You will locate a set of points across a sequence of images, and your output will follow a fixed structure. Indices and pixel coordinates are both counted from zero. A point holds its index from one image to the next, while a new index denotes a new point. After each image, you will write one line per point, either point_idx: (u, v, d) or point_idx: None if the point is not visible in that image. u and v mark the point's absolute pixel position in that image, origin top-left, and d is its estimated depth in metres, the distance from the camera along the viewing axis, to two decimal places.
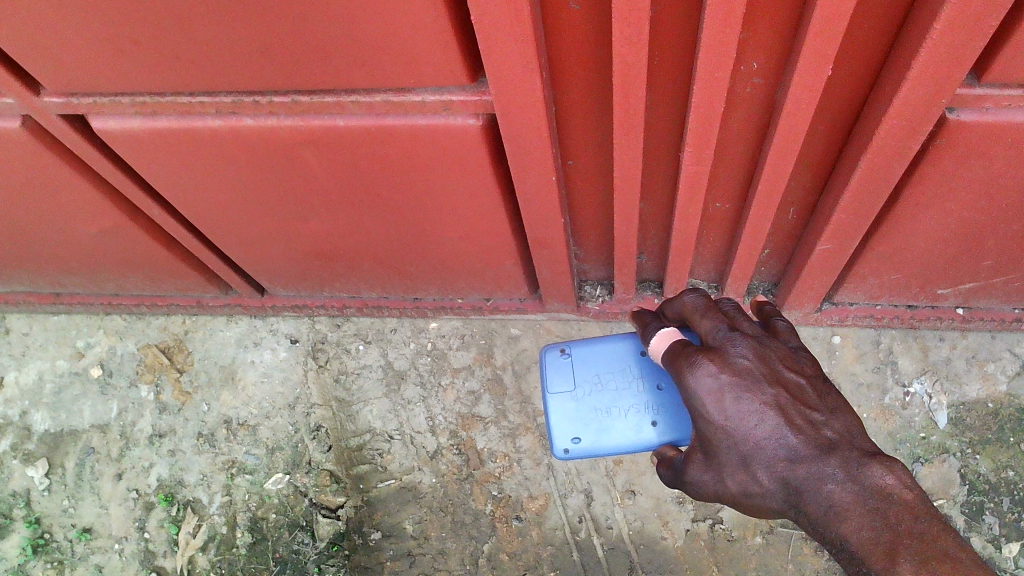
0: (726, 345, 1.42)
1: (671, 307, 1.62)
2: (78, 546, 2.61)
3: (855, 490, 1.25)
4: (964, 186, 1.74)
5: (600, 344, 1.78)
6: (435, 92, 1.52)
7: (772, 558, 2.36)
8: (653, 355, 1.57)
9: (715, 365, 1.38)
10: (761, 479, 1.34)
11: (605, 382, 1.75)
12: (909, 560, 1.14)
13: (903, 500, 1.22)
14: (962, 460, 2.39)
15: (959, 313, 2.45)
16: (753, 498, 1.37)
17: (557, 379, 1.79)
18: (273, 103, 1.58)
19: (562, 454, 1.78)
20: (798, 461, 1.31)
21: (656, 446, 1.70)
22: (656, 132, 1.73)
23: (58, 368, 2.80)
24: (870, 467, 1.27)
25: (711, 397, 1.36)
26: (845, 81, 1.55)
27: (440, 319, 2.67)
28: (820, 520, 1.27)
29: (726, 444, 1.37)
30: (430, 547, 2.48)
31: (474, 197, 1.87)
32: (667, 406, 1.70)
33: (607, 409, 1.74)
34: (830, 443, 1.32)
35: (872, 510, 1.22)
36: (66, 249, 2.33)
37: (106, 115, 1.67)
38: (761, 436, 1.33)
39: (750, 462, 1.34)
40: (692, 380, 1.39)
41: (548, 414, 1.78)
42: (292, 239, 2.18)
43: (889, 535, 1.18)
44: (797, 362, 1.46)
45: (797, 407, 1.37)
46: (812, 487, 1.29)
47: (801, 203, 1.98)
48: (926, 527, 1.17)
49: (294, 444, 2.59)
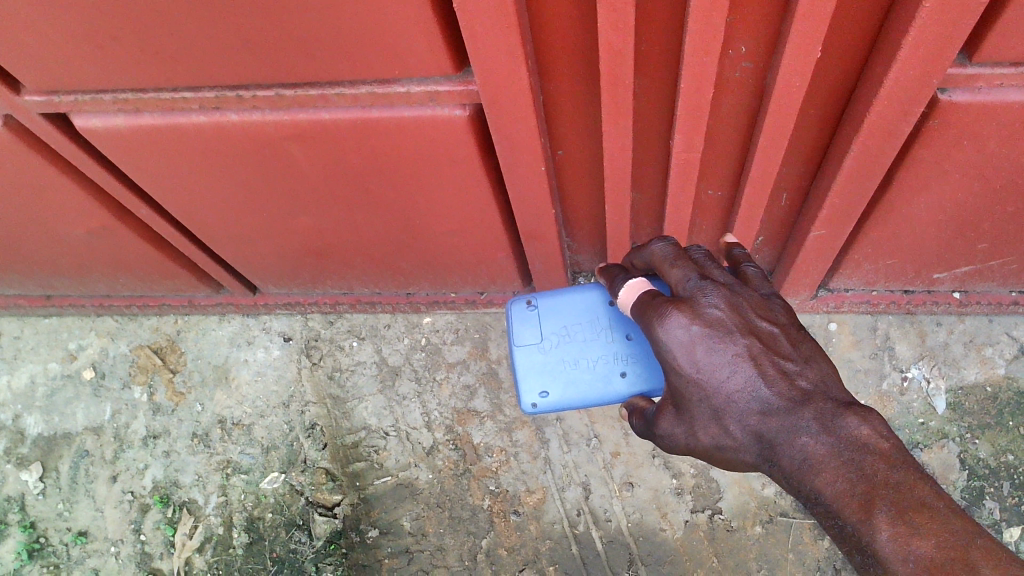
0: (697, 296, 1.42)
1: (638, 255, 1.61)
2: (74, 550, 2.59)
3: (830, 442, 1.29)
4: (958, 168, 1.72)
5: (566, 297, 1.82)
6: (419, 83, 1.50)
7: (772, 548, 2.36)
8: (622, 306, 1.58)
9: (686, 316, 1.38)
10: (734, 433, 1.39)
11: (572, 335, 1.80)
12: (884, 511, 1.18)
13: (879, 449, 1.26)
14: (962, 445, 2.37)
15: (955, 297, 2.44)
16: (725, 451, 1.43)
17: (524, 333, 1.82)
18: (256, 97, 1.56)
19: (530, 409, 1.80)
20: (771, 415, 1.35)
21: (624, 397, 1.74)
22: (646, 121, 1.71)
23: (51, 371, 2.78)
24: (845, 417, 1.30)
25: (683, 350, 1.37)
26: (836, 64, 1.53)
27: (434, 314, 2.66)
28: (794, 473, 1.32)
29: (698, 398, 1.40)
30: (428, 543, 2.45)
31: (463, 189, 1.85)
32: (634, 355, 1.75)
33: (574, 361, 1.78)
34: (803, 394, 1.36)
35: (846, 461, 1.26)
36: (55, 251, 2.31)
37: (89, 113, 1.65)
38: (733, 390, 1.36)
39: (722, 415, 1.38)
40: (663, 332, 1.39)
41: (516, 368, 1.81)
42: (282, 236, 2.16)
43: (864, 486, 1.22)
44: (769, 309, 1.47)
45: (770, 357, 1.39)
46: (786, 440, 1.33)
47: (794, 189, 1.96)
48: (903, 476, 1.21)
49: (288, 443, 2.58)
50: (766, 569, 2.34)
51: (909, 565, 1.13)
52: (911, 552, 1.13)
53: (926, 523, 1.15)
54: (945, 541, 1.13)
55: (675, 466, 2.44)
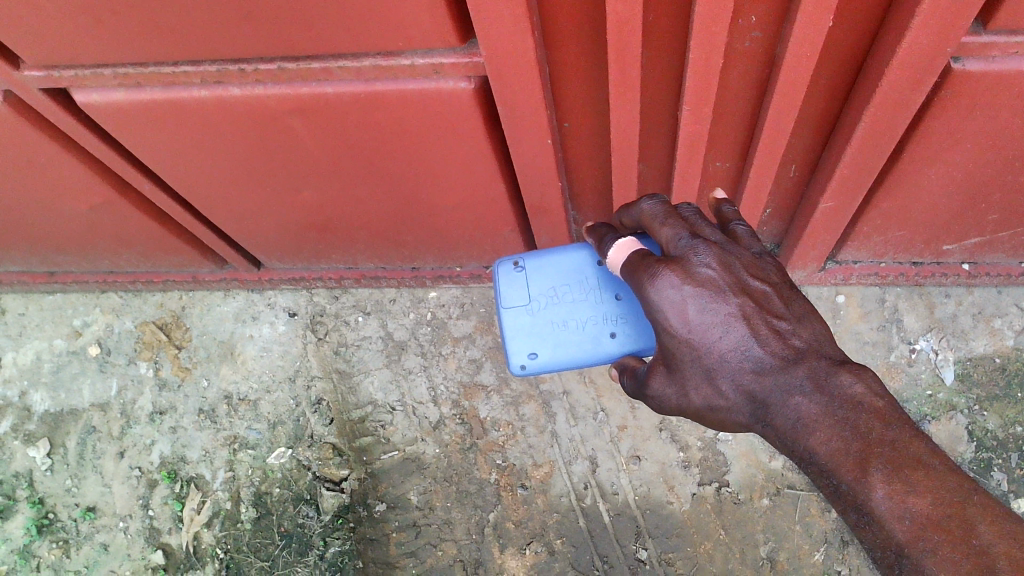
0: (688, 256, 1.38)
1: (629, 214, 1.56)
2: (82, 525, 2.60)
3: (823, 401, 1.25)
4: (970, 138, 1.70)
5: (554, 256, 1.75)
6: (424, 55, 1.47)
7: (779, 520, 2.37)
8: (612, 267, 1.53)
9: (677, 276, 1.35)
10: (726, 392, 1.36)
11: (560, 295, 1.73)
12: (880, 470, 1.13)
13: (873, 407, 1.22)
14: (970, 417, 2.37)
15: (964, 269, 2.43)
16: (717, 412, 1.40)
17: (511, 294, 1.75)
18: (258, 71, 1.53)
19: (519, 371, 1.74)
20: (765, 373, 1.32)
21: (614, 357, 1.68)
22: (654, 92, 1.69)
23: (56, 348, 2.78)
24: (839, 376, 1.27)
25: (674, 309, 1.35)
26: (847, 33, 1.50)
27: (439, 289, 2.64)
28: (787, 433, 1.29)
29: (690, 357, 1.37)
30: (435, 517, 2.46)
31: (468, 162, 1.83)
32: (623, 315, 1.69)
33: (563, 323, 1.71)
34: (795, 353, 1.33)
35: (840, 420, 1.22)
36: (58, 228, 2.30)
37: (89, 87, 1.63)
38: (725, 349, 1.34)
39: (714, 375, 1.35)
40: (654, 293, 1.37)
41: (503, 330, 1.74)
42: (286, 210, 2.14)
43: (858, 444, 1.18)
44: (762, 268, 1.43)
45: (762, 316, 1.36)
46: (779, 400, 1.30)
47: (802, 160, 1.94)
48: (898, 434, 1.17)
49: (295, 418, 2.58)
50: (773, 541, 2.35)
51: (905, 523, 1.09)
52: (906, 510, 1.09)
53: (921, 481, 1.10)
54: (941, 499, 1.08)
55: (682, 439, 2.45)
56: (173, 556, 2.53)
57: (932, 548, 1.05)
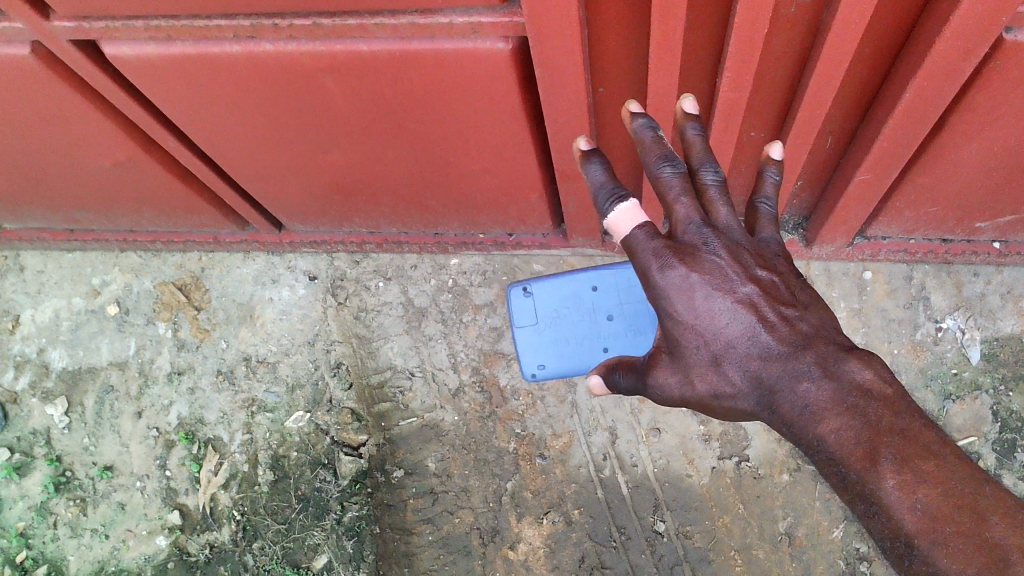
0: (697, 245, 1.35)
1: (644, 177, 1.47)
2: (100, 484, 2.60)
3: (833, 388, 1.25)
4: (1014, 113, 1.67)
5: None
6: (463, 14, 1.44)
7: (799, 496, 2.37)
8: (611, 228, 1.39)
9: (683, 266, 1.33)
10: (732, 378, 1.35)
11: None
12: (890, 459, 1.14)
13: (883, 396, 1.23)
14: (995, 397, 2.36)
15: (995, 248, 2.35)
16: (723, 401, 1.38)
17: None
18: (293, 27, 1.50)
19: None
20: (772, 360, 1.32)
21: None
22: (693, 57, 1.65)
23: (75, 306, 2.75)
24: (847, 363, 1.28)
25: (679, 295, 1.34)
26: (898, 4, 1.46)
27: (462, 256, 2.59)
28: (795, 420, 1.28)
29: (694, 343, 1.36)
30: (453, 484, 2.47)
31: (499, 126, 1.80)
32: None
33: None
34: (804, 338, 1.33)
35: (850, 410, 1.22)
36: (80, 185, 2.27)
37: (119, 40, 1.60)
38: (732, 335, 1.34)
39: (720, 360, 1.35)
40: (658, 276, 1.35)
41: None
42: (312, 171, 2.12)
43: (868, 433, 1.18)
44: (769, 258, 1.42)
45: (770, 304, 1.35)
46: (789, 386, 1.30)
47: (839, 132, 1.91)
48: (907, 423, 1.18)
49: (314, 381, 2.57)
50: (791, 517, 2.37)
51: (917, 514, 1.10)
52: (917, 500, 1.10)
53: (932, 472, 1.12)
54: (952, 490, 1.10)
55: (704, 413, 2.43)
56: (189, 517, 2.54)
57: (944, 539, 1.07)
